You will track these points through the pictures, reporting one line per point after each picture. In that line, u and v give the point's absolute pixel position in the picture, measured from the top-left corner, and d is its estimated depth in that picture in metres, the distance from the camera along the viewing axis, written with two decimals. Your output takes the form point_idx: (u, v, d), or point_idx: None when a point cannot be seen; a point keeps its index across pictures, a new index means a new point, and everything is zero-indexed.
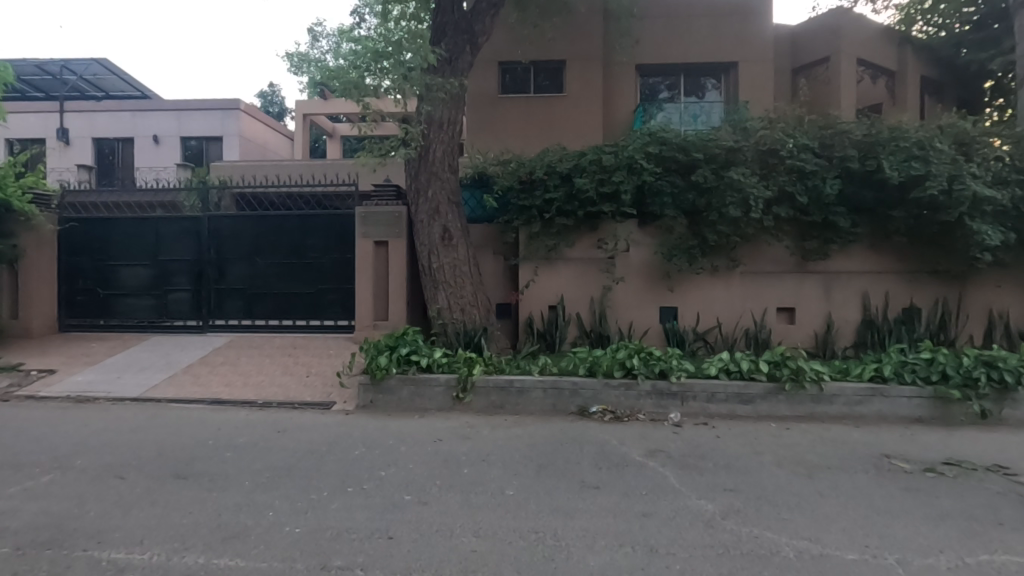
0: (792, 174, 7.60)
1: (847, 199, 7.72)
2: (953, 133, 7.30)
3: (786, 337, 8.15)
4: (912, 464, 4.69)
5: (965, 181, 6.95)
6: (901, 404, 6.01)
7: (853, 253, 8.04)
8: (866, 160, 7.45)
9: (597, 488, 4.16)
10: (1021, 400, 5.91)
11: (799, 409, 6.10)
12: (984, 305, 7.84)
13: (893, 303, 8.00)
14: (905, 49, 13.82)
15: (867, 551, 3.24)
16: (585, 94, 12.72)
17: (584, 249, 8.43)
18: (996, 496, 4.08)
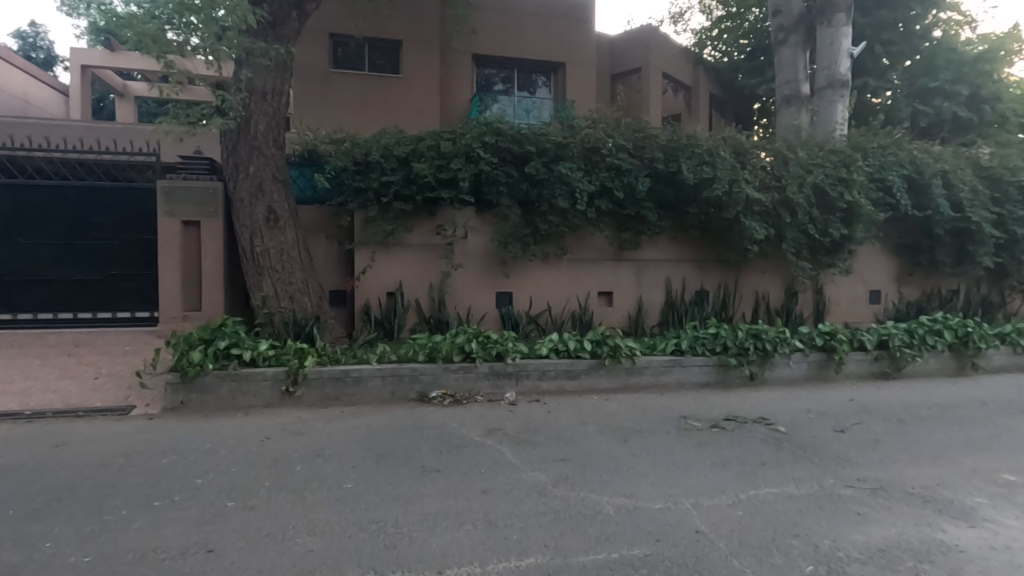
0: (611, 171, 8.39)
1: (655, 196, 8.76)
2: (732, 144, 8.68)
3: (605, 318, 9.05)
4: (702, 422, 5.56)
5: (740, 185, 8.35)
6: (694, 372, 7.08)
7: (658, 244, 9.19)
8: (669, 162, 8.51)
9: (438, 471, 4.22)
10: (776, 363, 7.34)
11: (616, 382, 6.83)
12: (753, 288, 9.49)
13: (689, 287, 9.32)
14: (698, 69, 16.06)
15: (670, 499, 3.79)
16: (421, 79, 12.54)
17: (422, 235, 8.39)
18: (759, 442, 5.05)
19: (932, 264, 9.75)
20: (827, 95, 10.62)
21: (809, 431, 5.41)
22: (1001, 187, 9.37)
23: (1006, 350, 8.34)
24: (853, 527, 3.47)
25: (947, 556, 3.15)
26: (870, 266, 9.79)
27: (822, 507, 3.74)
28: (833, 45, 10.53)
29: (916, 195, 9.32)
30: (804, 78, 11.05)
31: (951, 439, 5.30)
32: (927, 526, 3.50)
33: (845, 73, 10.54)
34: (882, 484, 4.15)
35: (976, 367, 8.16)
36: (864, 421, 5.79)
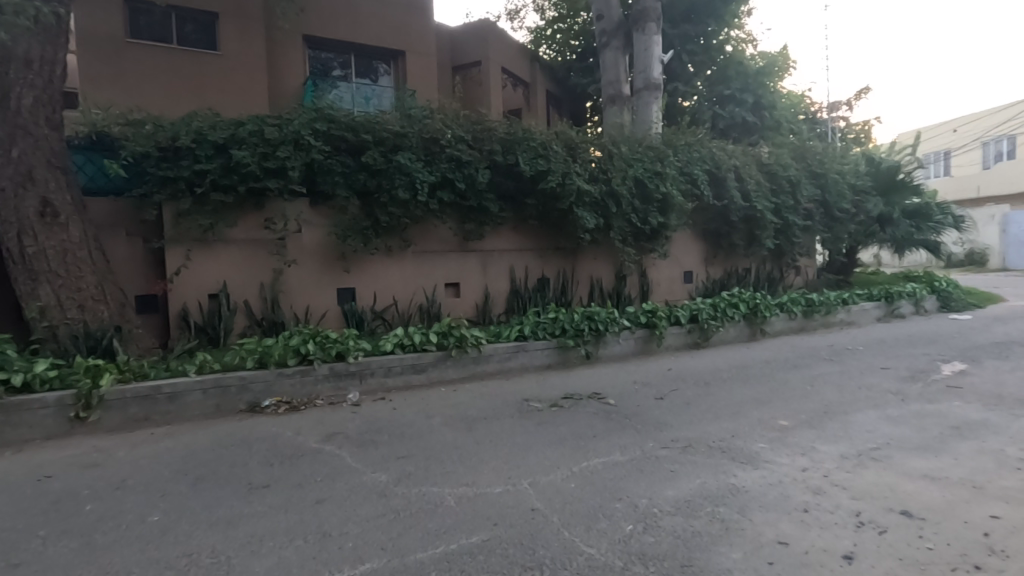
0: (451, 162, 8.37)
1: (495, 187, 8.95)
2: (564, 139, 9.18)
3: (453, 310, 9.07)
4: (543, 403, 5.84)
5: (572, 177, 8.88)
6: (536, 355, 7.42)
7: (500, 234, 9.44)
8: (507, 155, 8.74)
9: (267, 486, 3.87)
10: (608, 341, 7.99)
11: (464, 372, 6.89)
12: (589, 273, 10.20)
13: (531, 275, 9.72)
14: (535, 66, 16.74)
15: (509, 481, 3.91)
16: (244, 58, 11.34)
17: (248, 229, 7.63)
18: (593, 415, 5.45)
19: (730, 246, 11.34)
20: (644, 97, 11.75)
21: (634, 401, 5.98)
22: (778, 181, 11.15)
23: (784, 316, 10.05)
24: (666, 483, 3.89)
25: (736, 496, 3.67)
26: (683, 250, 11.09)
27: (643, 469, 4.14)
28: (647, 52, 11.66)
29: (716, 187, 10.73)
30: (624, 80, 12.15)
31: (745, 395, 6.21)
32: (723, 473, 4.06)
33: (658, 77, 11.74)
34: (691, 441, 4.72)
35: (763, 332, 9.71)
36: (678, 387, 6.56)
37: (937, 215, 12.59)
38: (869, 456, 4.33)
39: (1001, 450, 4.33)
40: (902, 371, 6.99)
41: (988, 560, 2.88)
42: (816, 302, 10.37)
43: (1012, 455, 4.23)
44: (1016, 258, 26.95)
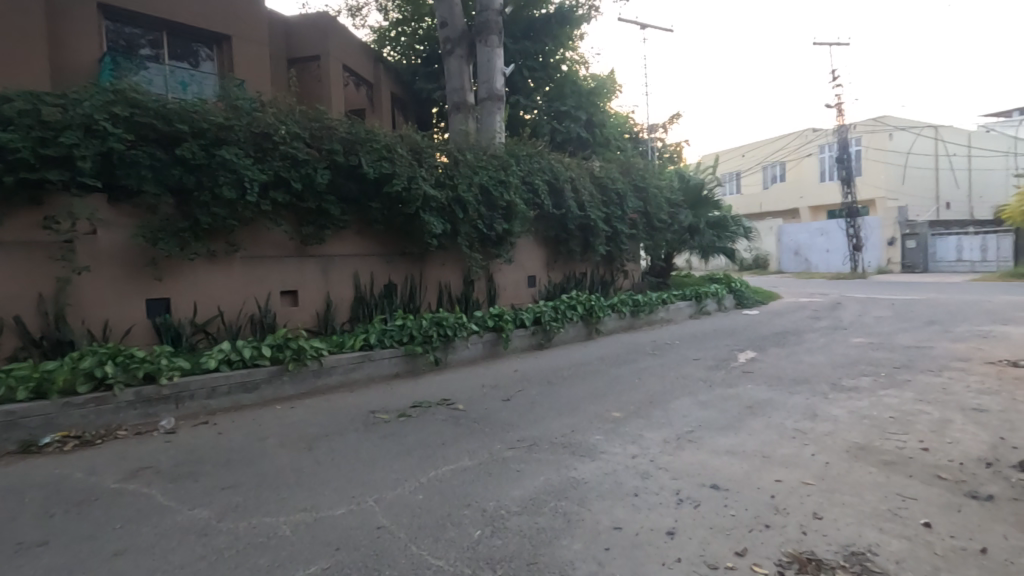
0: (285, 160, 7.72)
1: (336, 189, 8.47)
2: (409, 142, 9.01)
3: (290, 320, 8.39)
4: (390, 414, 5.66)
5: (418, 182, 8.74)
6: (383, 364, 7.19)
7: (343, 239, 8.98)
8: (349, 155, 8.31)
9: (46, 543, 3.17)
10: (457, 346, 8.06)
11: (303, 387, 6.39)
12: (436, 279, 10.13)
13: (377, 281, 9.38)
14: (378, 67, 16.28)
15: (353, 501, 3.69)
16: (10, 26, 9.42)
17: (19, 230, 6.26)
18: (441, 422, 5.44)
19: (568, 252, 12.11)
20: (487, 106, 12.09)
21: (482, 405, 6.07)
22: (608, 193, 12.19)
23: (615, 316, 11.05)
24: (512, 484, 3.98)
25: (576, 489, 3.89)
26: (526, 255, 11.60)
27: (490, 472, 4.20)
28: (490, 63, 12.02)
29: (555, 197, 11.39)
30: (469, 88, 12.36)
31: (583, 391, 6.66)
32: (565, 468, 4.28)
33: (500, 89, 12.15)
34: (535, 440, 4.91)
35: (598, 331, 10.55)
36: (523, 388, 6.82)
37: (732, 226, 14.88)
38: (685, 438, 4.88)
39: (781, 423, 5.19)
40: (709, 361, 8.06)
41: (775, 518, 3.40)
42: (641, 303, 11.53)
43: (789, 427, 5.09)
44: (787, 262, 32.84)
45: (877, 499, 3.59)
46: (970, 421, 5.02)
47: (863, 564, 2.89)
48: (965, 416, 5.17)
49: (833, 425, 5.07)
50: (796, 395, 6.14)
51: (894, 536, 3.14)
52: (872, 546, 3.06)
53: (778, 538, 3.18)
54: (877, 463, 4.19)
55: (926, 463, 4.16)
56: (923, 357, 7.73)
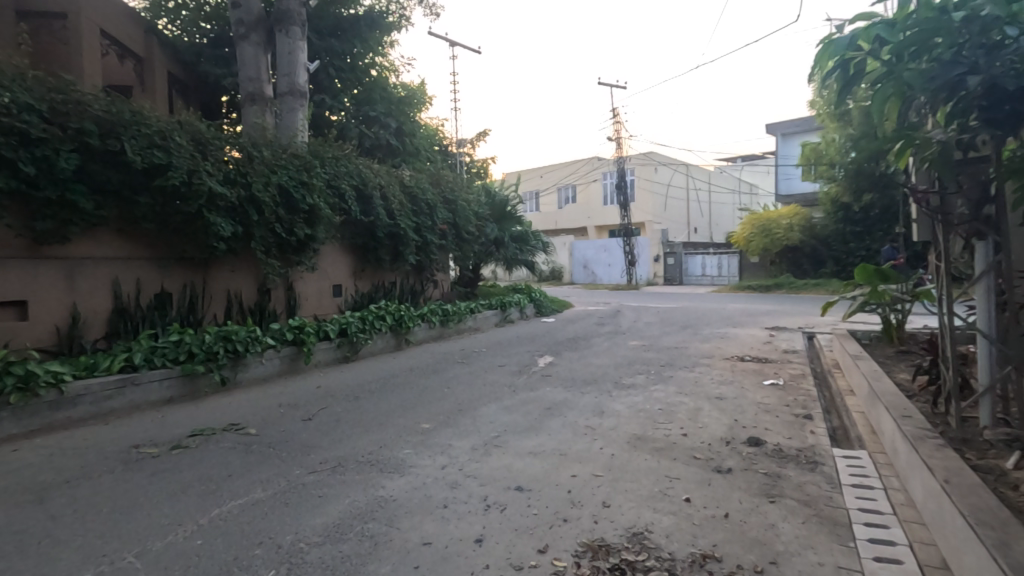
0: (10, 137, 6.12)
1: (87, 178, 6.96)
2: (190, 130, 7.87)
3: (15, 338, 6.62)
4: (159, 447, 4.87)
5: (201, 176, 7.61)
6: (151, 389, 6.26)
7: (97, 238, 7.43)
8: (106, 139, 6.91)
9: None
10: (249, 363, 7.39)
11: (35, 423, 5.32)
12: (223, 287, 8.93)
13: (144, 290, 7.95)
14: (151, 40, 14.04)
15: (105, 561, 3.04)
16: None
17: None
18: (227, 451, 4.85)
19: (376, 262, 11.76)
20: (288, 102, 11.19)
21: (278, 428, 5.57)
22: (418, 203, 12.17)
23: (425, 326, 11.05)
24: (311, 512, 3.67)
25: (384, 508, 3.74)
26: (331, 263, 10.99)
27: (287, 502, 3.83)
28: (292, 56, 11.19)
29: (362, 203, 10.98)
30: (267, 80, 11.34)
31: (392, 403, 6.50)
32: (372, 487, 4.09)
33: (303, 85, 11.36)
34: (339, 461, 4.62)
35: (408, 341, 10.43)
36: (327, 406, 6.41)
37: (532, 241, 15.89)
38: (492, 444, 5.06)
39: (575, 422, 5.71)
40: (512, 367, 8.51)
41: (571, 512, 3.69)
42: (450, 312, 11.74)
43: (582, 424, 5.62)
44: (578, 275, 36.63)
45: (651, 482, 4.15)
46: (714, 408, 6.12)
47: (642, 542, 3.30)
48: (712, 403, 6.29)
49: (616, 420, 5.74)
50: (586, 395, 6.81)
51: (664, 514, 3.65)
52: (649, 525, 3.50)
53: (574, 530, 3.45)
54: (651, 450, 4.85)
55: (686, 446, 4.94)
56: (680, 356, 9.23)
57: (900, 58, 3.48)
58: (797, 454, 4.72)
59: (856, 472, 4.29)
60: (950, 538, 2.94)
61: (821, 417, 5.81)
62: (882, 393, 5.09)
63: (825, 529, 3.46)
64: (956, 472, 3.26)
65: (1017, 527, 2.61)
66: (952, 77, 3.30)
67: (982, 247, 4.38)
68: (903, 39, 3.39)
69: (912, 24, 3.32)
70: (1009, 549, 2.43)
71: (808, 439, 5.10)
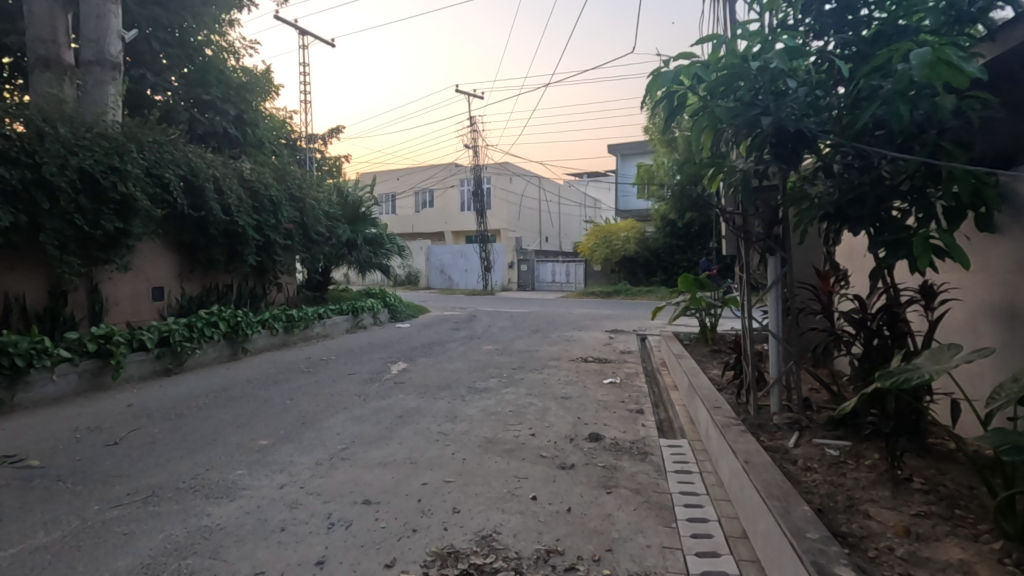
0: None
1: None
2: None
3: None
4: None
5: None
6: None
7: None
8: None
9: None
10: (31, 382, 6.20)
11: None
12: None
13: None
14: None
15: None
16: None
17: None
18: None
19: (208, 262, 10.52)
20: (95, 73, 9.57)
21: (72, 456, 4.72)
22: (259, 198, 11.13)
23: (266, 333, 10.14)
24: (109, 555, 3.14)
25: (208, 539, 3.33)
26: (149, 262, 9.61)
27: (80, 543, 3.27)
28: (101, 20, 9.61)
29: (192, 196, 9.75)
30: (66, 44, 9.63)
31: (223, 420, 5.85)
32: (194, 516, 3.62)
33: (116, 56, 9.81)
34: (154, 489, 4.03)
35: (245, 350, 9.48)
36: (140, 427, 5.55)
37: (387, 244, 15.45)
38: (338, 457, 4.79)
39: (428, 428, 5.63)
40: (363, 375, 8.18)
41: (421, 521, 3.62)
42: (296, 318, 10.93)
43: (434, 431, 5.57)
44: (434, 280, 36.58)
45: (500, 484, 4.25)
46: (560, 407, 6.48)
47: (490, 544, 3.35)
48: (558, 403, 6.65)
49: (468, 424, 5.79)
50: (440, 400, 6.79)
51: (512, 513, 3.75)
52: (497, 526, 3.57)
53: (423, 539, 3.39)
54: (501, 451, 4.96)
55: (533, 446, 5.14)
56: (530, 359, 9.63)
57: (713, 94, 3.99)
58: (630, 446, 5.18)
59: (678, 459, 4.84)
60: (748, 510, 3.44)
61: (651, 411, 6.46)
62: (699, 387, 5.80)
63: (653, 513, 3.83)
64: (753, 453, 3.83)
65: (795, 496, 3.13)
66: (750, 116, 3.89)
67: (773, 261, 5.19)
68: (714, 79, 3.88)
69: (722, 67, 3.83)
70: (787, 515, 2.91)
71: (640, 431, 5.62)
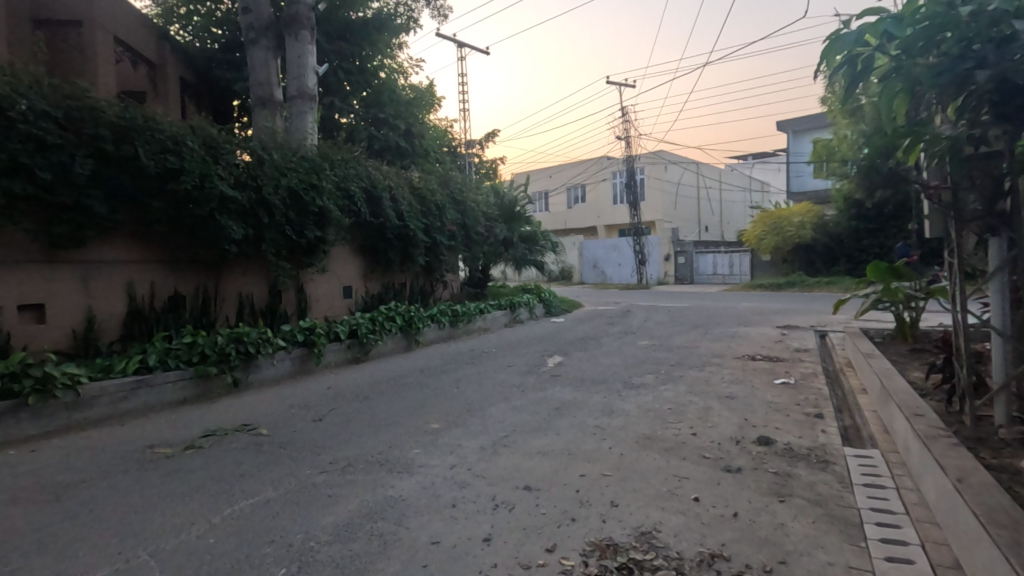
0: (29, 144, 6.28)
1: (103, 183, 7.08)
2: (202, 135, 7.99)
3: (34, 341, 6.84)
4: (174, 448, 5.12)
5: (213, 180, 7.74)
6: (165, 390, 6.56)
7: (114, 243, 7.62)
8: (121, 144, 7.05)
9: None
10: (259, 364, 7.55)
11: (53, 423, 5.64)
12: (235, 289, 9.05)
13: (159, 293, 8.14)
14: (164, 47, 14.10)
15: (120, 559, 3.24)
16: None
17: None
18: (239, 451, 4.97)
19: (386, 263, 11.81)
20: (298, 105, 11.28)
21: (289, 428, 5.66)
22: (427, 203, 12.18)
23: (435, 327, 11.09)
24: (319, 513, 3.71)
25: (392, 508, 3.77)
26: (341, 265, 11.06)
27: (298, 501, 3.91)
28: (301, 60, 11.29)
29: (372, 205, 11.02)
30: (276, 84, 11.47)
31: (401, 404, 6.54)
32: (381, 487, 4.12)
33: (312, 88, 11.45)
34: (350, 460, 4.67)
35: (417, 341, 10.47)
36: (337, 407, 6.46)
37: (541, 241, 15.87)
38: (500, 444, 5.07)
39: (584, 422, 5.69)
40: (522, 367, 8.53)
41: (579, 511, 3.69)
42: (460, 313, 11.77)
43: (591, 424, 5.61)
44: (587, 274, 36.61)
45: (659, 482, 4.15)
46: (724, 407, 6.09)
47: (650, 541, 3.29)
48: (722, 403, 6.26)
49: (625, 420, 5.73)
50: (596, 394, 6.81)
51: (672, 513, 3.64)
52: (657, 524, 3.50)
53: (582, 529, 3.45)
54: (660, 449, 4.83)
55: (694, 445, 4.92)
56: (690, 356, 9.18)
57: (908, 51, 3.46)
58: (808, 453, 4.69)
59: (867, 471, 4.25)
60: (962, 538, 2.92)
61: (833, 416, 5.77)
62: (895, 391, 5.05)
63: (836, 529, 3.43)
64: (969, 471, 3.23)
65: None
66: (961, 71, 3.31)
67: (996, 242, 4.32)
68: (910, 34, 3.36)
69: (921, 19, 3.29)
70: (1020, 548, 2.40)
71: (819, 438, 5.06)
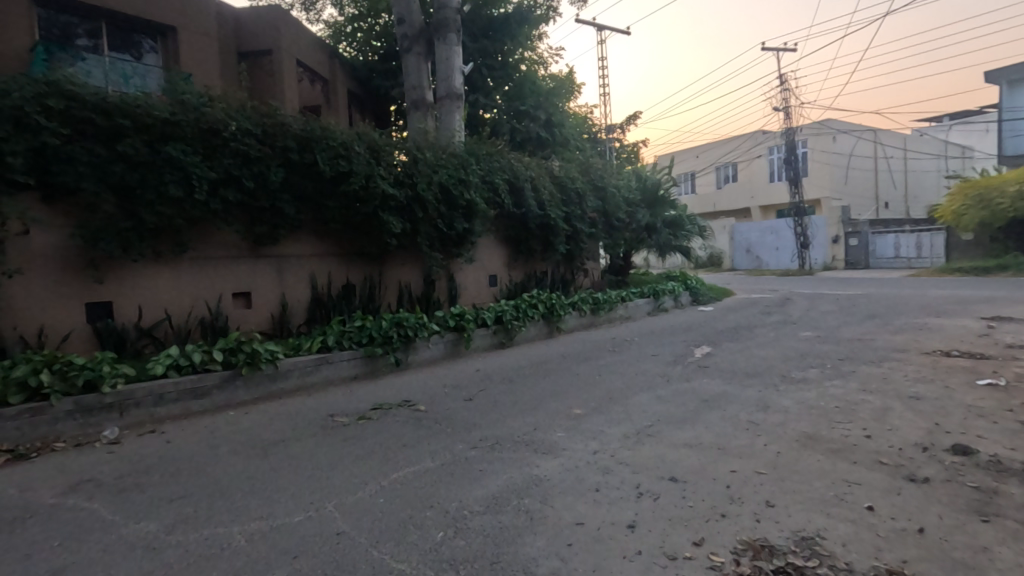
0: (238, 158, 7.53)
1: (291, 187, 8.24)
2: (367, 140, 8.90)
3: (243, 323, 8.26)
4: (350, 417, 5.85)
5: (376, 180, 8.61)
6: (342, 366, 7.49)
7: (300, 239, 8.84)
8: (304, 153, 8.13)
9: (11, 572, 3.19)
10: (417, 347, 8.27)
11: (259, 391, 6.74)
12: (395, 278, 9.98)
13: (335, 282, 9.26)
14: (334, 64, 15.75)
15: (311, 508, 3.81)
16: None
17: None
18: (402, 424, 5.52)
19: (528, 252, 12.14)
20: (446, 105, 12.02)
21: (443, 405, 6.15)
22: (567, 191, 12.25)
23: (576, 314, 11.18)
24: (471, 485, 4.00)
25: (537, 486, 3.92)
26: (487, 254, 11.60)
27: (452, 472, 4.25)
28: (448, 61, 11.98)
29: (515, 195, 11.39)
30: (427, 86, 12.32)
31: (545, 388, 6.73)
32: (527, 466, 4.31)
33: (459, 88, 12.09)
34: (497, 439, 4.94)
35: (559, 328, 10.64)
36: (485, 388, 6.85)
37: (687, 225, 15.11)
38: (644, 433, 4.98)
39: (736, 416, 5.36)
40: (666, 357, 8.26)
41: (730, 508, 3.51)
42: (601, 301, 11.71)
43: (743, 419, 5.26)
44: (740, 259, 34.05)
45: (824, 485, 3.77)
46: (908, 408, 5.32)
47: (811, 547, 3.03)
48: (904, 404, 5.47)
49: (783, 416, 5.28)
50: (749, 388, 6.36)
51: (839, 520, 3.30)
52: (820, 530, 3.20)
53: (733, 527, 3.28)
54: (825, 450, 4.38)
55: (868, 449, 4.38)
56: (863, 349, 8.14)
57: None
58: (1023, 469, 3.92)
59: None
60: None
61: None
62: None
63: None
64: None
65: None
66: None
67: None
68: None
69: None
70: None
71: None
